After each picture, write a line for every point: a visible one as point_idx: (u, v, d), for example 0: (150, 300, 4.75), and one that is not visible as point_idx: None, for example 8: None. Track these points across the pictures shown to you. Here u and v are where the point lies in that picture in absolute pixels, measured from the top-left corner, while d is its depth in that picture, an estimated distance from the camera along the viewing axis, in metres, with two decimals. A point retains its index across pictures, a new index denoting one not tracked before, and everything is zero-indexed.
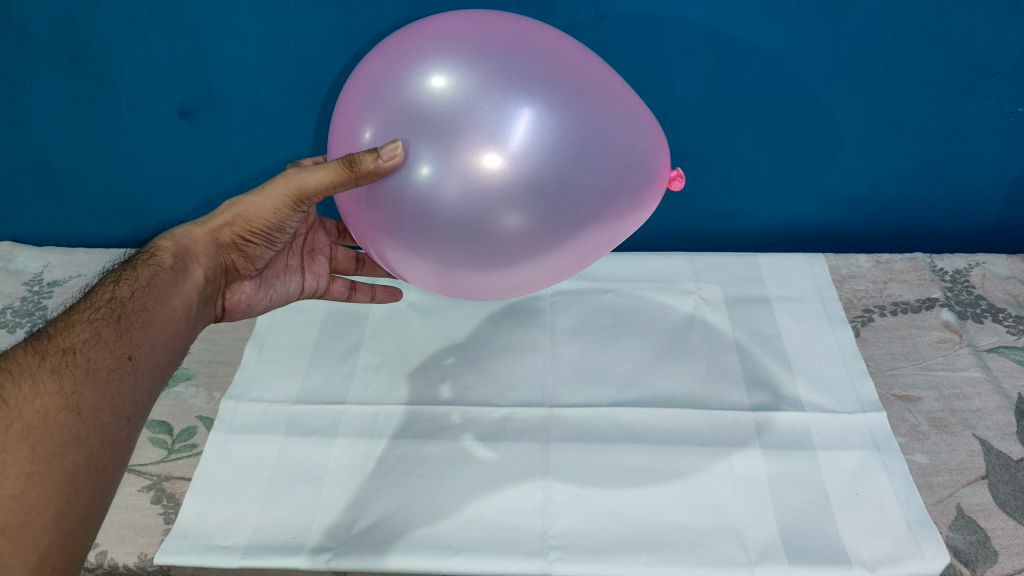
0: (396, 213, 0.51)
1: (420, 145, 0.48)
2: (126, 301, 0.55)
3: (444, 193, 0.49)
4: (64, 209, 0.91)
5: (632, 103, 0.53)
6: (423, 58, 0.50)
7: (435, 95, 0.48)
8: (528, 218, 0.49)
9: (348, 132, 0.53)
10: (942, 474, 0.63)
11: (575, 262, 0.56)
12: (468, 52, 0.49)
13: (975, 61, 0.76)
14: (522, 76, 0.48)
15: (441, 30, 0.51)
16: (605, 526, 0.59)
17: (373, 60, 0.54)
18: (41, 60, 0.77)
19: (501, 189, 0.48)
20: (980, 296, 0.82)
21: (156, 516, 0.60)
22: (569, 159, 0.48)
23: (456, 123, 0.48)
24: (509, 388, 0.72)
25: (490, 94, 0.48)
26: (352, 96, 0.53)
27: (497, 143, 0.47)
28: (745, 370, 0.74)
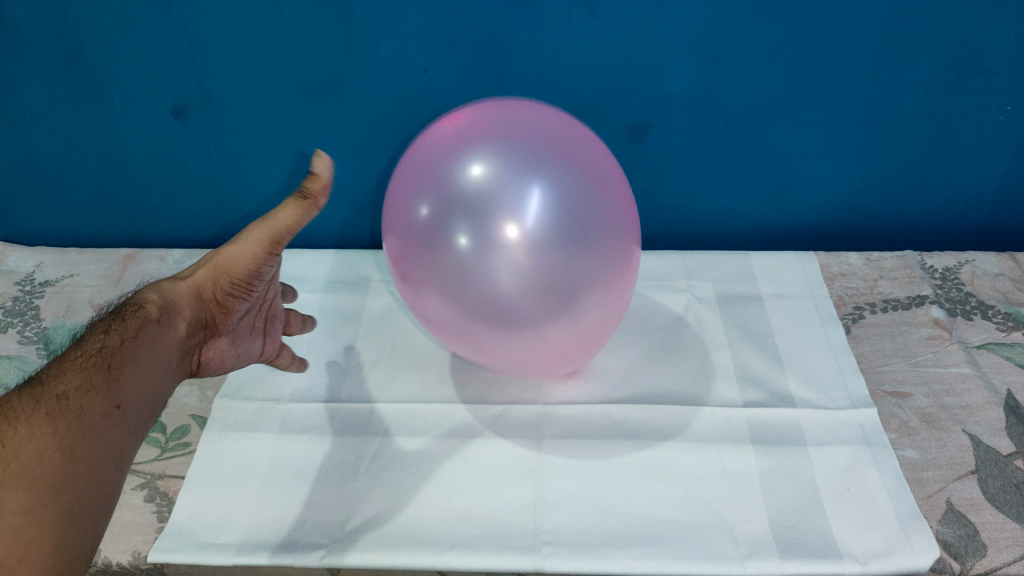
0: (435, 276, 0.56)
1: (457, 221, 0.54)
2: (116, 351, 0.54)
3: (481, 264, 0.54)
4: (53, 211, 0.91)
5: (624, 192, 0.59)
6: (472, 146, 0.55)
7: (473, 180, 0.54)
8: (552, 291, 0.54)
9: (400, 203, 0.58)
10: (932, 469, 0.64)
11: (589, 335, 0.60)
12: (510, 142, 0.55)
13: (964, 58, 0.77)
14: (546, 165, 0.55)
15: (485, 119, 0.58)
16: (597, 522, 0.59)
17: (423, 143, 0.59)
18: (34, 57, 0.77)
19: (532, 266, 0.53)
20: (970, 294, 0.82)
21: (149, 514, 0.60)
22: (589, 239, 0.54)
23: (497, 206, 0.53)
24: (502, 385, 0.72)
25: (528, 181, 0.54)
26: (403, 178, 0.59)
27: (531, 225, 0.53)
28: (735, 365, 0.74)
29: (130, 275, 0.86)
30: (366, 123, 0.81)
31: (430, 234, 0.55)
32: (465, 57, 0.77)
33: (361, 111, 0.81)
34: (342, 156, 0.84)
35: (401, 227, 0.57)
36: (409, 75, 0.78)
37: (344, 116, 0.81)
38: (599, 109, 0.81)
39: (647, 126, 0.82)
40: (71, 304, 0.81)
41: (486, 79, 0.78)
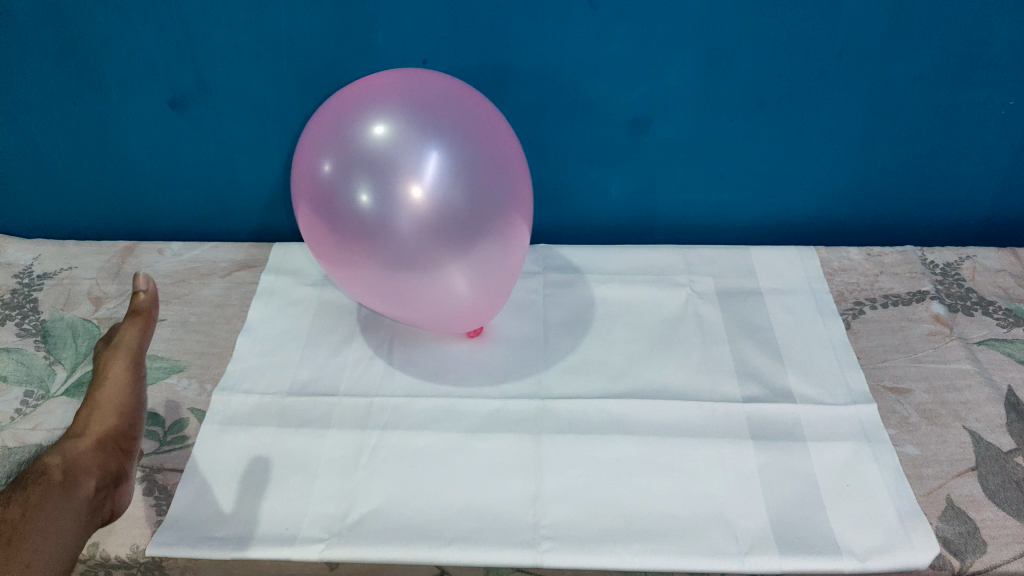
0: (339, 232, 0.58)
1: (359, 177, 0.57)
2: (12, 522, 0.51)
3: (384, 220, 0.57)
4: (51, 202, 0.90)
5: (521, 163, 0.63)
6: (373, 108, 0.58)
7: (377, 139, 0.57)
8: (450, 246, 0.58)
9: (304, 162, 0.60)
10: (932, 466, 0.63)
11: (479, 290, 0.64)
12: (411, 106, 0.58)
13: (967, 52, 0.77)
14: (448, 133, 0.58)
15: (386, 84, 0.61)
16: (596, 516, 0.59)
17: (328, 105, 0.61)
18: (31, 47, 0.76)
19: (424, 226, 0.57)
20: (971, 289, 0.82)
21: (147, 508, 0.60)
22: (484, 197, 0.59)
23: (398, 166, 0.56)
24: (502, 379, 0.72)
25: (428, 143, 0.57)
26: (315, 130, 0.61)
27: (428, 188, 0.57)
28: (735, 360, 0.74)
29: (129, 267, 0.85)
30: None
31: (334, 192, 0.57)
32: (465, 49, 0.76)
33: None
34: None
35: (306, 185, 0.60)
36: (408, 66, 0.77)
37: None
38: (600, 103, 0.80)
39: (648, 119, 0.82)
40: (70, 296, 0.81)
41: (485, 72, 0.78)
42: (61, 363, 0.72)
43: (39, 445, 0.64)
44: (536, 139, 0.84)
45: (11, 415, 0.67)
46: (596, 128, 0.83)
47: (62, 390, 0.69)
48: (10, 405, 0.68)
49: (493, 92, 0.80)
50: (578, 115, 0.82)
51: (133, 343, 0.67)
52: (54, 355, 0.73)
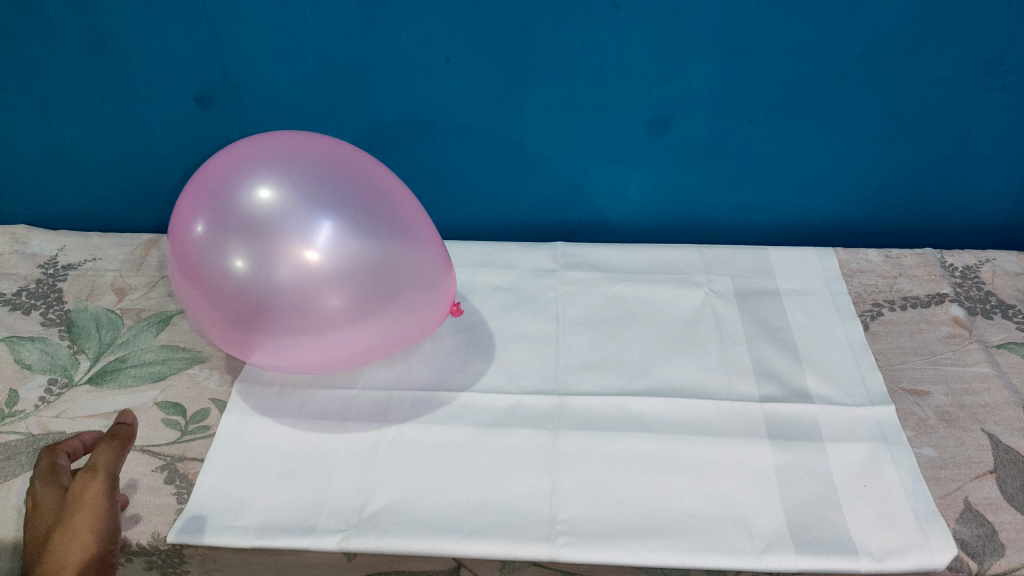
0: (208, 295, 0.57)
1: (232, 244, 0.55)
2: None
3: (253, 285, 0.55)
4: (76, 195, 0.91)
5: (406, 211, 0.62)
6: (256, 171, 0.57)
7: (249, 201, 0.56)
8: (325, 314, 0.57)
9: (181, 220, 0.59)
10: (950, 468, 0.63)
11: (376, 350, 0.62)
12: (293, 172, 0.57)
13: (989, 57, 0.77)
14: (322, 190, 0.57)
15: (273, 147, 0.60)
16: (612, 513, 0.60)
17: (212, 164, 0.60)
18: (60, 41, 0.77)
19: (303, 284, 0.55)
20: (990, 293, 0.82)
21: (169, 496, 0.60)
22: (364, 266, 0.57)
23: (271, 228, 0.55)
24: (519, 375, 0.72)
25: (305, 209, 0.56)
26: (190, 195, 0.60)
27: (306, 246, 0.55)
28: (753, 361, 0.74)
29: (152, 260, 0.86)
30: (387, 111, 0.82)
31: (205, 254, 0.56)
32: (487, 47, 0.77)
33: (381, 99, 0.81)
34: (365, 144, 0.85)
35: (180, 244, 0.58)
36: (431, 63, 0.78)
37: (365, 104, 0.81)
38: (620, 102, 0.81)
39: (667, 119, 0.82)
40: (94, 287, 0.82)
41: (507, 71, 0.78)
42: (84, 353, 0.73)
43: (62, 432, 0.65)
44: (556, 138, 0.84)
45: (36, 403, 0.68)
46: (615, 127, 0.83)
47: (86, 379, 0.70)
48: (34, 392, 0.69)
49: (514, 91, 0.80)
50: (598, 115, 0.82)
51: (113, 467, 0.52)
52: (78, 345, 0.74)
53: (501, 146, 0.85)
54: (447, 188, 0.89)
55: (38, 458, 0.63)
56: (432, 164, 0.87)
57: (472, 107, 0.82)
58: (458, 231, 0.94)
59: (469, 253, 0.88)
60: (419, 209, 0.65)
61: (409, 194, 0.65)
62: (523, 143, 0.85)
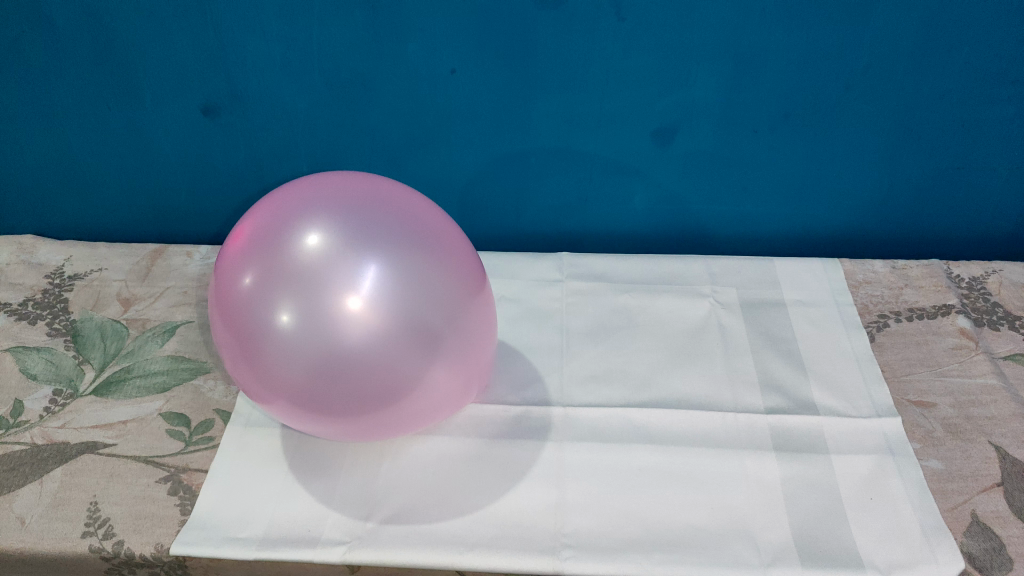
0: (248, 350, 0.53)
1: (281, 297, 0.51)
2: None
3: (299, 344, 0.51)
4: (83, 205, 0.92)
5: (467, 267, 0.57)
6: (304, 215, 0.53)
7: (302, 251, 0.51)
8: (379, 377, 0.52)
9: (224, 269, 0.55)
10: (957, 481, 0.63)
11: (425, 417, 0.58)
12: (345, 214, 0.53)
13: (994, 68, 0.77)
14: (381, 240, 0.53)
15: (322, 189, 0.56)
16: (617, 526, 0.59)
17: (258, 208, 0.57)
18: (67, 52, 0.78)
19: (352, 346, 0.51)
20: (997, 304, 0.81)
21: (172, 507, 0.60)
22: (423, 319, 0.53)
23: (322, 282, 0.51)
24: (524, 386, 0.72)
25: (359, 255, 0.52)
26: (237, 237, 0.56)
27: (358, 303, 0.51)
28: (759, 372, 0.74)
29: (158, 270, 0.87)
30: (393, 122, 0.82)
31: (251, 308, 0.52)
32: (492, 59, 0.77)
33: (387, 110, 0.81)
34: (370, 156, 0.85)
35: (223, 296, 0.54)
36: (436, 75, 0.78)
37: (371, 115, 0.82)
38: (625, 114, 0.81)
39: (673, 130, 0.82)
40: (100, 298, 0.82)
41: (512, 82, 0.79)
42: (89, 362, 0.73)
43: (67, 442, 0.65)
44: (561, 149, 0.84)
45: (41, 413, 0.68)
46: (621, 138, 0.83)
47: (90, 389, 0.71)
48: (39, 403, 0.69)
49: (520, 103, 0.80)
50: (603, 126, 0.82)
51: None
52: (83, 355, 0.74)
53: (507, 158, 0.85)
54: (453, 200, 0.89)
55: (42, 468, 0.63)
56: (438, 175, 0.87)
57: (478, 119, 0.82)
58: None
59: None
60: (480, 264, 0.60)
61: (472, 247, 0.60)
62: (528, 154, 0.85)
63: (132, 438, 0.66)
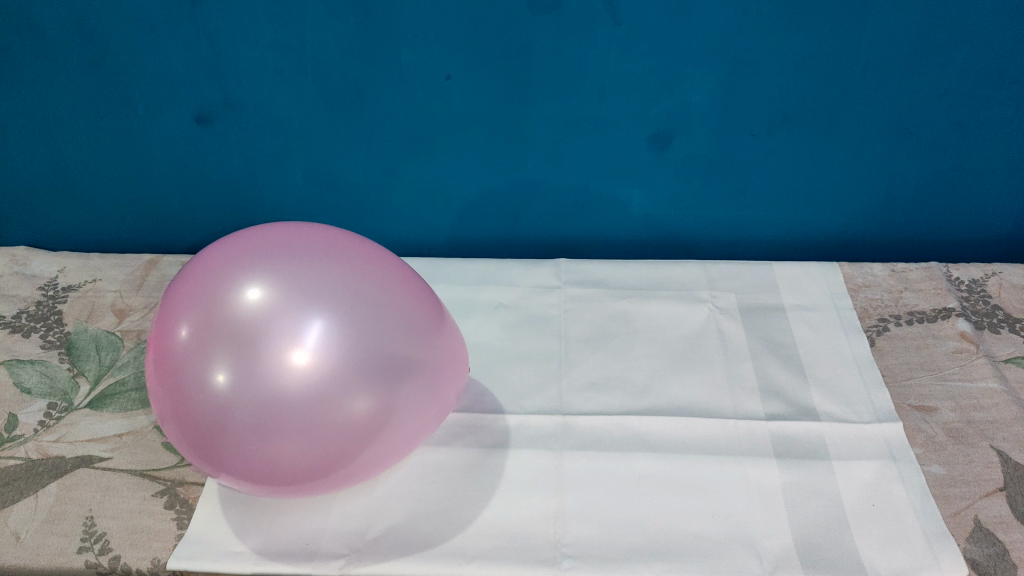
0: (183, 412, 0.52)
1: (217, 356, 0.51)
2: None
3: (235, 405, 0.50)
4: (76, 216, 0.91)
5: (416, 315, 0.57)
6: (246, 267, 0.53)
7: (240, 308, 0.51)
8: (318, 436, 0.52)
9: (161, 328, 0.54)
10: (959, 486, 0.62)
11: (370, 473, 0.57)
12: (288, 266, 0.53)
13: (992, 69, 0.77)
14: (323, 294, 0.53)
15: (265, 241, 0.56)
16: (618, 535, 0.59)
17: (199, 260, 0.56)
18: (59, 62, 0.77)
19: (289, 406, 0.50)
20: (997, 306, 0.81)
21: (169, 522, 0.60)
22: (363, 374, 0.52)
23: (260, 340, 0.51)
24: (523, 395, 0.72)
25: (297, 310, 0.52)
26: (175, 293, 0.55)
27: (296, 361, 0.51)
28: (759, 378, 0.73)
29: (152, 281, 0.86)
30: (388, 129, 0.82)
31: (187, 367, 0.51)
32: (488, 65, 0.77)
33: (382, 117, 0.81)
34: (366, 163, 0.85)
35: (158, 352, 0.54)
36: (431, 81, 0.78)
37: (366, 122, 0.81)
38: (621, 119, 0.81)
39: (668, 135, 0.82)
40: (94, 309, 0.81)
41: (507, 88, 0.78)
42: (84, 375, 0.73)
43: (62, 456, 0.65)
44: (557, 155, 0.84)
45: (35, 426, 0.67)
46: (617, 143, 0.83)
47: (85, 402, 0.70)
48: (34, 416, 0.68)
49: (515, 109, 0.80)
50: (598, 131, 0.82)
51: None
52: (78, 367, 0.74)
53: (501, 166, 0.85)
54: (448, 208, 0.89)
55: (37, 483, 0.62)
56: (433, 183, 0.86)
57: (473, 125, 0.81)
58: (459, 250, 0.93)
59: (471, 270, 0.87)
60: (432, 310, 0.60)
61: (422, 294, 0.60)
62: (523, 161, 0.84)
63: (127, 452, 0.65)
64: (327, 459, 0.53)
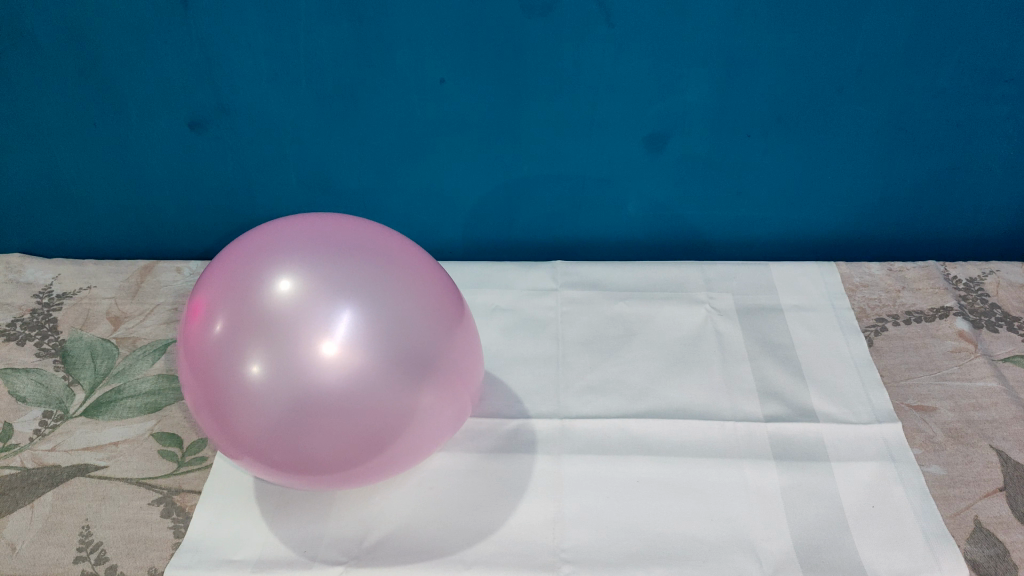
0: (215, 405, 0.52)
1: (251, 347, 0.50)
2: None
3: (269, 396, 0.50)
4: (71, 223, 0.90)
5: (445, 307, 0.57)
6: (276, 259, 0.53)
7: (274, 299, 0.51)
8: (351, 428, 0.51)
9: (193, 320, 0.54)
10: (959, 487, 0.62)
11: (401, 467, 0.56)
12: (318, 258, 0.53)
13: (988, 68, 0.76)
14: (354, 285, 0.52)
15: (295, 233, 0.56)
16: (617, 540, 0.59)
17: (232, 251, 0.56)
18: (51, 68, 0.77)
19: (323, 397, 0.50)
20: (995, 305, 0.81)
21: (165, 530, 0.59)
22: (395, 367, 0.52)
23: (293, 331, 0.50)
24: (520, 399, 0.71)
25: (329, 301, 0.51)
26: (206, 285, 0.55)
27: (330, 352, 0.50)
28: (757, 379, 0.73)
29: (147, 287, 0.86)
30: (382, 133, 0.81)
31: (220, 359, 0.51)
32: (482, 68, 0.76)
33: (376, 121, 0.80)
34: (361, 167, 0.84)
35: (191, 343, 0.53)
36: (425, 85, 0.78)
37: (361, 126, 0.81)
38: (616, 121, 0.80)
39: (664, 136, 0.82)
40: (89, 316, 0.81)
41: (502, 90, 0.78)
42: (79, 383, 0.72)
43: (58, 465, 0.64)
44: (553, 157, 0.83)
45: (30, 435, 0.67)
46: (613, 145, 0.82)
47: (81, 411, 0.70)
48: (29, 425, 0.68)
49: (511, 112, 0.80)
50: (600, 130, 0.81)
51: None
52: (73, 375, 0.73)
53: (504, 166, 0.84)
54: (444, 211, 0.88)
55: (33, 493, 0.62)
56: (429, 186, 0.86)
57: (468, 129, 0.81)
58: (455, 253, 0.93)
59: (468, 273, 0.87)
60: (459, 303, 0.59)
61: (450, 286, 0.59)
62: (519, 164, 0.84)
63: (123, 460, 0.65)
64: (359, 453, 0.52)
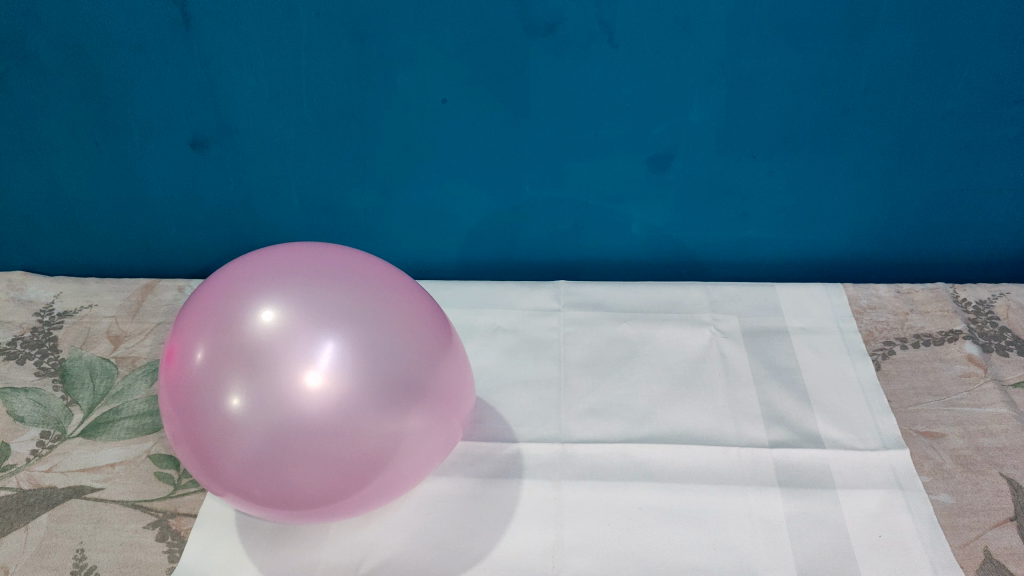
0: (195, 437, 0.51)
1: (232, 380, 0.50)
2: None
3: (249, 429, 0.50)
4: (73, 241, 0.90)
5: (430, 334, 0.56)
6: (257, 290, 0.53)
7: (256, 331, 0.51)
8: (332, 460, 0.50)
9: (175, 350, 0.54)
10: (968, 516, 0.61)
11: (385, 496, 0.56)
12: (301, 288, 0.53)
13: (995, 90, 0.76)
14: (339, 316, 0.52)
15: (281, 262, 0.55)
16: (617, 569, 0.57)
17: (214, 283, 0.56)
18: (55, 86, 0.77)
19: (303, 430, 0.50)
20: (1005, 328, 0.80)
21: (160, 554, 0.59)
22: (378, 395, 0.52)
23: (273, 365, 0.50)
24: (521, 422, 0.70)
25: (311, 331, 0.51)
26: (189, 316, 0.55)
27: (311, 385, 0.50)
28: (762, 404, 0.72)
29: (149, 306, 0.85)
30: (385, 153, 0.81)
31: (201, 392, 0.51)
32: (484, 89, 0.76)
33: (380, 141, 0.80)
34: (362, 186, 0.84)
35: (172, 378, 0.53)
36: (428, 105, 0.77)
37: (363, 146, 0.81)
38: (619, 141, 0.80)
39: (668, 157, 0.81)
40: (90, 335, 0.81)
41: (505, 111, 0.78)
42: (78, 403, 0.72)
43: (54, 487, 0.64)
44: (555, 177, 0.83)
45: (27, 456, 0.66)
46: (616, 166, 0.82)
47: (79, 431, 0.69)
48: (26, 445, 0.67)
49: (514, 132, 0.79)
50: (599, 154, 0.81)
51: None
52: (72, 395, 0.73)
53: (504, 187, 0.84)
54: (446, 230, 0.88)
55: (28, 514, 0.61)
56: (431, 205, 0.85)
57: (470, 149, 0.81)
58: (458, 273, 0.92)
59: (470, 293, 0.86)
60: (444, 329, 0.59)
61: (436, 314, 0.59)
62: (522, 183, 0.83)
63: (120, 482, 0.64)
64: (343, 484, 0.52)
